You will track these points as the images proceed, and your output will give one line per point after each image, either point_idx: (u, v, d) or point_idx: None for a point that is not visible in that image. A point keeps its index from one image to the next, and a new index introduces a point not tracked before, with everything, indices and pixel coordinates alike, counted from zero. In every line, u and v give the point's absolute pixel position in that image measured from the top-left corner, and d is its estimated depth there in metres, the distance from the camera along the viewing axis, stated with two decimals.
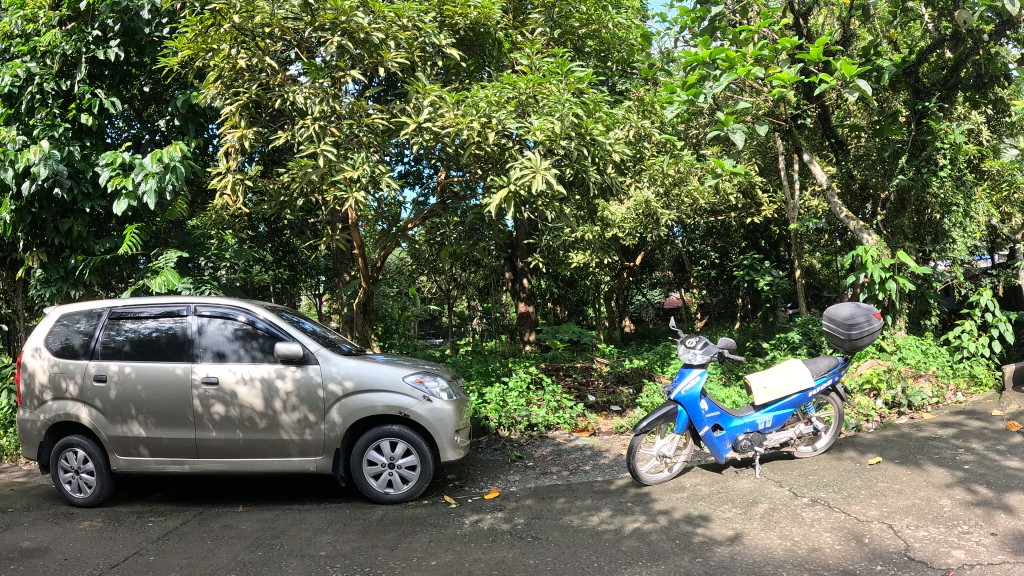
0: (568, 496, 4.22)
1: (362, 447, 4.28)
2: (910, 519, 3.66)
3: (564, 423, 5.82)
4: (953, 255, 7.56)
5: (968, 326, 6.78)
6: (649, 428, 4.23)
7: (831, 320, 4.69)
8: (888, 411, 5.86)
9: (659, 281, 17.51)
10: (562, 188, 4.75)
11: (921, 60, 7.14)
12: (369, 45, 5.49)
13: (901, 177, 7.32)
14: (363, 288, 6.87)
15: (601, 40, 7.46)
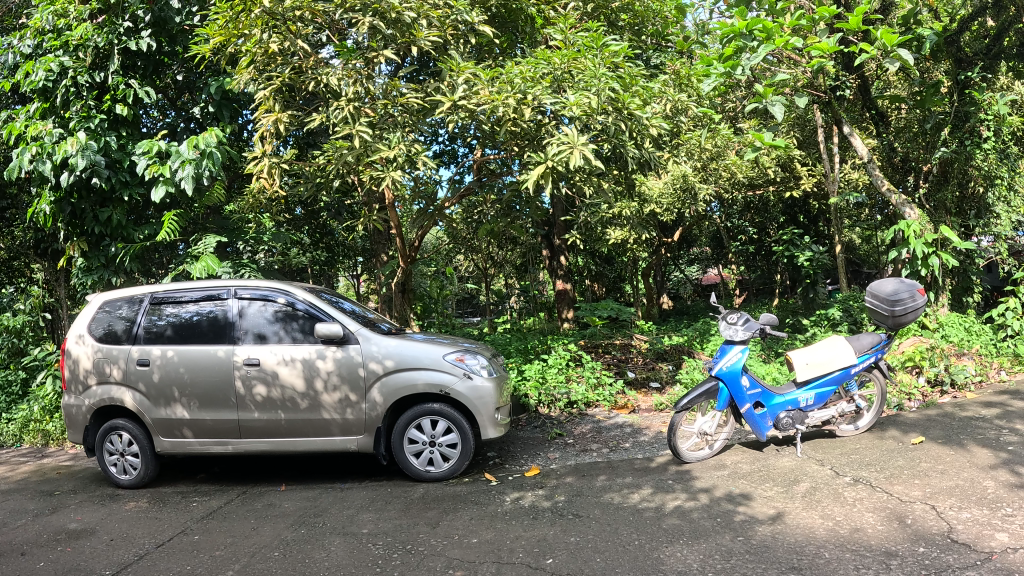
0: (608, 473, 4.21)
1: (404, 425, 4.30)
2: (954, 500, 3.58)
3: (604, 400, 5.81)
4: (997, 230, 7.30)
5: (1012, 304, 6.63)
6: (690, 405, 4.19)
7: (873, 296, 4.57)
8: (930, 390, 5.71)
9: (697, 257, 17.36)
10: (600, 163, 4.69)
11: (963, 28, 6.95)
12: (401, 24, 5.47)
13: (944, 149, 7.11)
14: (401, 269, 6.90)
15: (636, 12, 7.41)
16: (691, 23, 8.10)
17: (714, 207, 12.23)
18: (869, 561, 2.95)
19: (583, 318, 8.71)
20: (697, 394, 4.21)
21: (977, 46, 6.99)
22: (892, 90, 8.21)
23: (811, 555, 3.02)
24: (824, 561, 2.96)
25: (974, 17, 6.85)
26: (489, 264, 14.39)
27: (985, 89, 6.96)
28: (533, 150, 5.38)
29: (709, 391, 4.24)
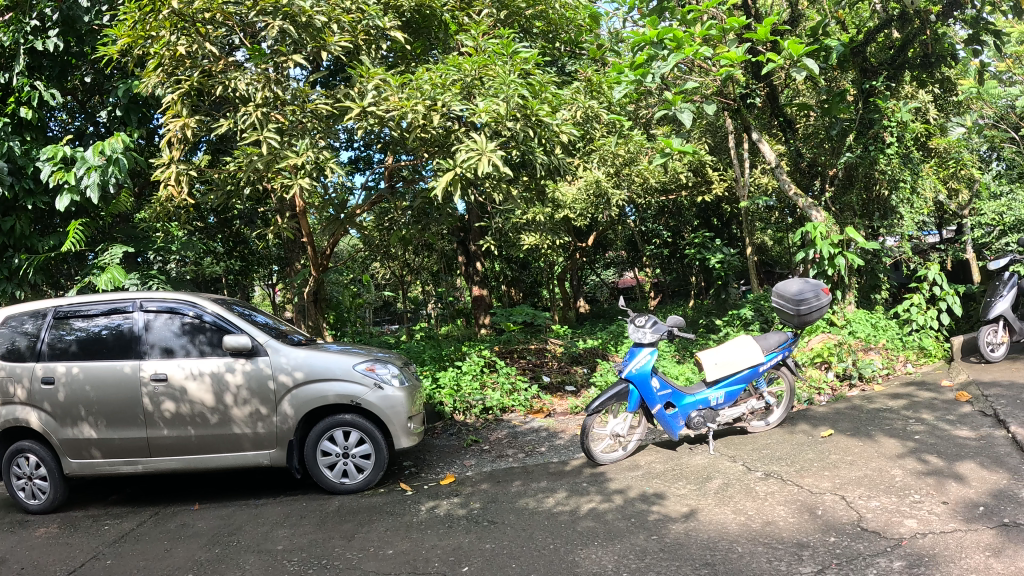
0: (524, 478, 4.22)
1: (316, 438, 4.21)
2: (863, 489, 3.72)
3: (519, 405, 5.85)
4: (902, 230, 7.79)
5: (915, 300, 6.93)
6: (601, 407, 4.25)
7: (779, 296, 4.73)
8: (838, 384, 5.96)
9: (612, 261, 17.68)
10: (508, 169, 4.75)
11: (870, 39, 7.25)
12: (312, 29, 5.39)
13: (848, 154, 7.36)
14: (313, 277, 6.70)
15: (550, 20, 7.49)
16: (605, 31, 8.30)
17: (632, 211, 12.33)
18: (781, 553, 3.04)
19: (498, 324, 8.72)
20: (607, 396, 4.27)
21: (882, 57, 7.33)
22: (801, 99, 8.52)
23: (724, 551, 3.09)
24: (738, 555, 3.03)
25: (879, 29, 7.14)
26: (406, 271, 14.31)
27: (889, 97, 7.28)
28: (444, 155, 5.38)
29: (618, 394, 4.30)
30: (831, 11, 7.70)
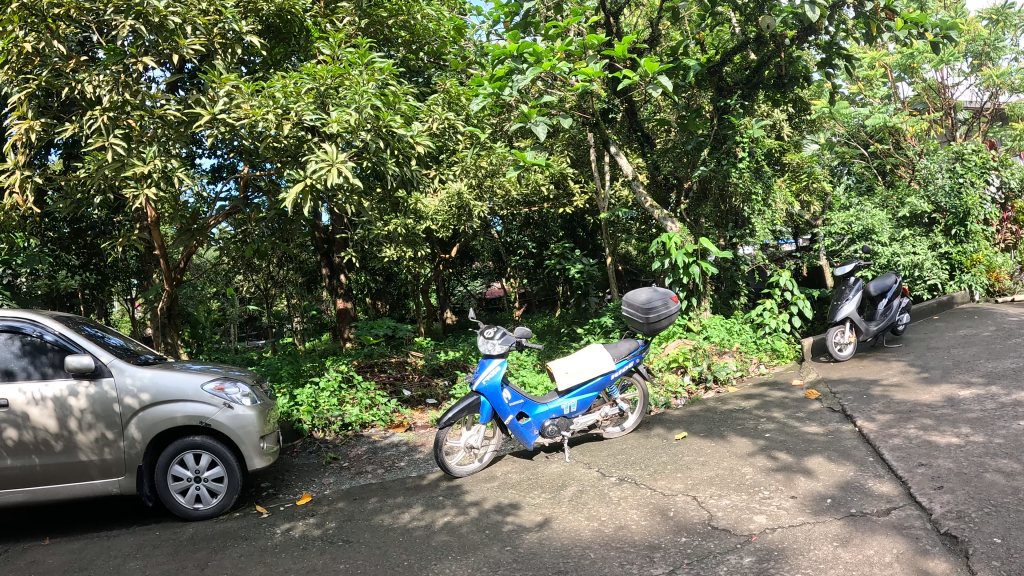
0: (379, 495, 4.23)
1: (165, 463, 4.05)
2: (714, 489, 3.93)
3: (380, 420, 5.84)
4: (754, 239, 8.26)
5: (767, 305, 7.37)
6: (453, 419, 4.34)
7: (629, 305, 4.91)
8: (694, 388, 6.25)
9: (478, 271, 17.77)
10: (357, 182, 4.84)
11: (725, 60, 7.66)
12: (165, 31, 5.25)
13: (704, 168, 7.78)
14: (166, 292, 6.46)
15: (413, 31, 7.81)
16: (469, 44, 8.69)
17: (496, 220, 12.60)
18: (633, 557, 3.16)
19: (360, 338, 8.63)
20: (457, 407, 4.34)
21: (738, 77, 7.77)
22: (662, 115, 8.94)
23: (576, 558, 3.18)
24: (590, 561, 3.13)
25: (737, 50, 7.60)
26: (271, 284, 13.99)
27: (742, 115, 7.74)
28: (296, 167, 5.32)
29: (468, 406, 4.38)
30: (692, 32, 8.13)
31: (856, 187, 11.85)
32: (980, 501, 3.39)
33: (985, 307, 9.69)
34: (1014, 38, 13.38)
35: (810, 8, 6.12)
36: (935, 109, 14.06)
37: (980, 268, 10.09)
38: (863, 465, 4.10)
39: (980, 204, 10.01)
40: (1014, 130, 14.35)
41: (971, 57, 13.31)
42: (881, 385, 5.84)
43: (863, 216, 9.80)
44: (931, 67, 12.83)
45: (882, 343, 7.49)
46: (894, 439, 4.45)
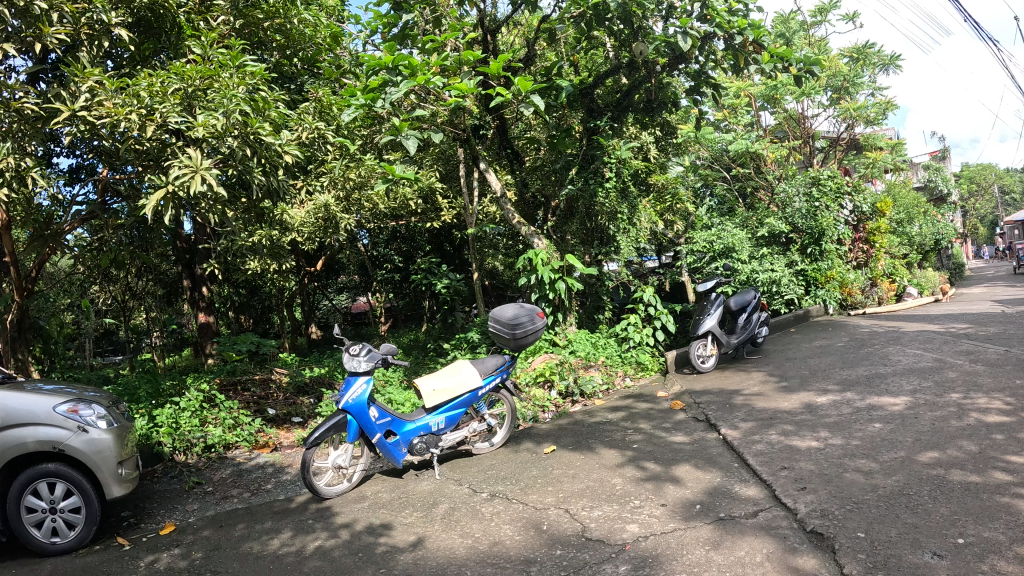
0: (247, 520, 4.18)
1: (17, 494, 3.77)
2: (586, 501, 4.09)
3: (244, 441, 5.84)
4: (618, 256, 8.60)
5: (631, 320, 7.76)
6: (320, 440, 4.38)
7: (496, 320, 5.31)
8: (561, 401, 6.51)
9: (344, 285, 17.09)
10: (221, 190, 4.94)
11: (597, 83, 8.04)
12: (29, 16, 5.17)
13: (571, 187, 8.14)
14: (14, 303, 6.31)
15: (288, 35, 7.74)
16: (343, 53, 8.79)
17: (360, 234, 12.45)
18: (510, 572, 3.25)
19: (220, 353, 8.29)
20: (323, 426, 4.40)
21: (609, 100, 8.23)
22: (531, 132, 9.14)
23: None
24: None
25: (609, 74, 7.95)
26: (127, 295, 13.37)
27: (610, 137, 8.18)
28: (159, 172, 5.32)
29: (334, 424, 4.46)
30: (568, 55, 8.52)
31: (718, 207, 12.59)
32: (842, 500, 3.72)
33: (839, 319, 10.60)
34: (871, 75, 14.58)
35: (681, 37, 6.72)
36: (794, 137, 15.15)
37: (835, 283, 11.02)
38: (728, 470, 4.38)
39: (833, 225, 11.09)
40: (866, 159, 15.64)
41: (830, 91, 14.50)
42: (743, 394, 6.26)
43: (723, 235, 10.37)
44: (792, 98, 13.79)
45: (742, 355, 8.00)
46: (758, 445, 4.79)
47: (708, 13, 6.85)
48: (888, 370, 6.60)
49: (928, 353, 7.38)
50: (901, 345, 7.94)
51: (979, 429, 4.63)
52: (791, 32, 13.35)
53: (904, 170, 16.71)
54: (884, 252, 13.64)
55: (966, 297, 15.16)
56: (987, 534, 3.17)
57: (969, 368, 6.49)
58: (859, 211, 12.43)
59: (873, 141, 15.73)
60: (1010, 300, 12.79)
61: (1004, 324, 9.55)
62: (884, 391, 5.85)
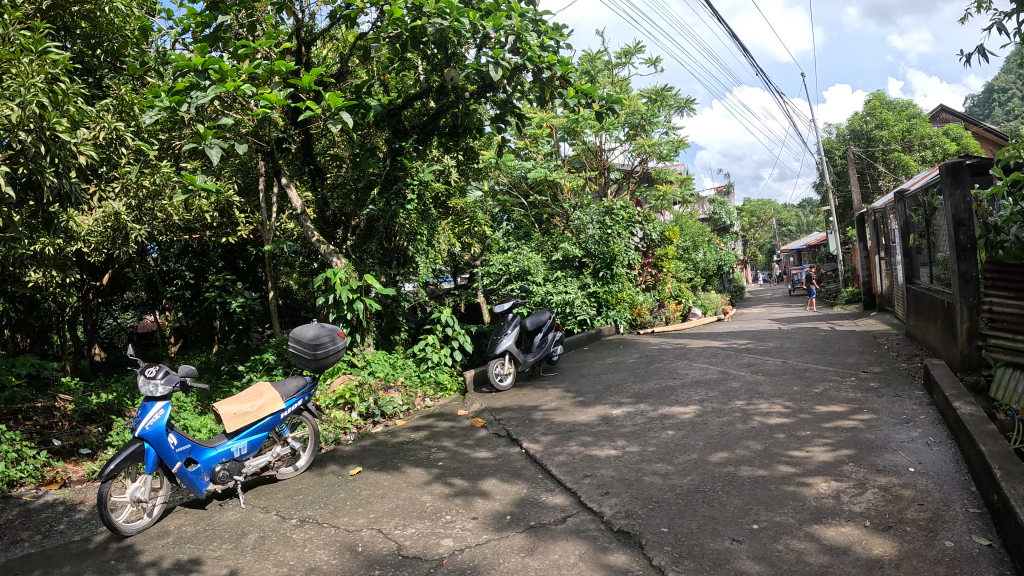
0: (43, 566, 3.71)
1: None
2: (397, 520, 4.04)
3: (30, 478, 5.17)
4: (416, 277, 8.05)
5: (430, 340, 7.65)
6: (116, 471, 3.99)
7: (296, 341, 5.11)
8: (363, 423, 6.26)
9: (128, 304, 15.65)
10: (10, 192, 4.37)
11: (404, 104, 7.30)
12: None
13: (371, 207, 7.45)
14: None
15: (96, 24, 7.26)
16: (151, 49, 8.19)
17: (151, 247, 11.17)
18: None
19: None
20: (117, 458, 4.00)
21: (414, 122, 7.57)
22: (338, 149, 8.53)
23: None
24: None
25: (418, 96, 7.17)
26: None
27: (413, 159, 7.52)
28: None
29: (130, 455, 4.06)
30: (375, 72, 7.68)
31: (515, 231, 13.02)
32: (644, 500, 4.00)
33: (628, 338, 11.41)
34: (667, 115, 15.93)
35: (493, 66, 6.11)
36: (591, 168, 16.02)
37: (623, 304, 12.05)
38: (536, 482, 4.53)
39: (623, 251, 12.01)
40: (656, 192, 16.91)
41: (628, 126, 15.61)
42: (542, 410, 6.52)
43: (518, 258, 10.67)
44: (592, 131, 14.52)
45: (538, 372, 8.35)
46: (559, 456, 5.02)
47: (520, 43, 6.28)
48: (676, 383, 7.22)
49: (714, 366, 8.16)
50: (687, 360, 8.71)
51: (762, 430, 5.20)
52: (596, 70, 14.20)
53: (689, 203, 18.27)
54: (672, 276, 14.91)
55: (743, 317, 16.92)
56: (778, 518, 3.57)
57: (751, 378, 7.29)
58: (649, 239, 13.51)
59: (665, 174, 16.99)
60: (788, 317, 14.60)
61: (777, 339, 10.79)
62: (674, 401, 6.38)
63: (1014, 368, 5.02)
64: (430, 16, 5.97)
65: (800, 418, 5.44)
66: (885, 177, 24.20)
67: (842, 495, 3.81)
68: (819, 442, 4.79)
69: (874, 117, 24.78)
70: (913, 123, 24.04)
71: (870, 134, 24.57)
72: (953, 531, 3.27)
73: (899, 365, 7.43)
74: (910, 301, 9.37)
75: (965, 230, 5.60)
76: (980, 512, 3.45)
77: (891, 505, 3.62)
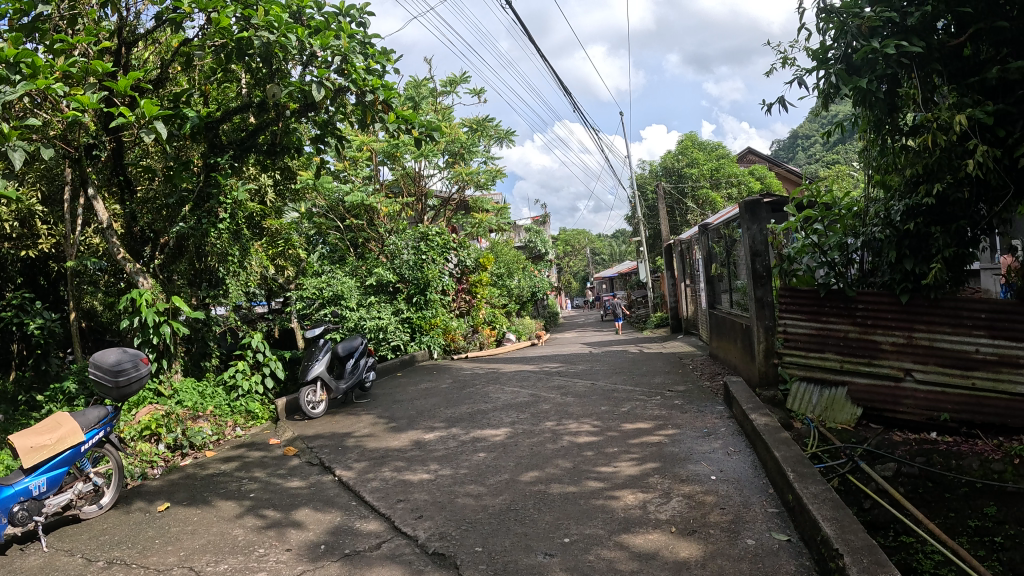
0: None
1: None
2: (208, 556, 3.72)
3: None
4: (227, 301, 7.41)
5: (241, 365, 7.09)
6: None
7: (95, 367, 4.63)
8: (171, 455, 5.72)
9: None
10: None
11: (224, 119, 6.42)
12: None
13: (182, 226, 6.54)
14: None
15: None
16: None
17: None
18: None
19: None
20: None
21: (233, 137, 6.65)
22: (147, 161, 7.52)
23: None
24: None
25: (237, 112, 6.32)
26: None
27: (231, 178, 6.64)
28: None
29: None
30: (199, 84, 6.85)
31: (329, 255, 12.64)
32: (457, 521, 3.96)
33: (441, 363, 11.52)
34: (486, 145, 16.40)
35: (316, 87, 5.62)
36: (408, 194, 15.98)
37: (436, 330, 12.12)
38: (347, 508, 4.35)
39: (436, 277, 12.11)
40: (472, 220, 17.19)
41: (447, 155, 15.80)
42: (354, 436, 6.34)
43: (332, 283, 10.38)
44: (411, 157, 14.54)
45: (351, 399, 8.12)
46: (372, 482, 4.85)
47: (346, 65, 5.84)
48: (488, 407, 7.38)
49: (525, 390, 8.40)
50: (500, 385, 8.90)
51: (570, 448, 5.43)
52: (420, 96, 14.33)
53: (506, 231, 18.76)
54: (487, 302, 15.21)
55: (555, 342, 17.61)
56: (589, 530, 3.69)
57: (561, 400, 7.58)
58: (463, 265, 13.70)
59: (481, 203, 17.39)
60: (597, 342, 15.39)
61: (588, 363, 11.33)
62: (484, 424, 6.51)
63: (806, 382, 5.57)
64: (257, 29, 5.51)
65: (609, 436, 5.73)
66: (692, 212, 26.28)
67: (649, 505, 4.02)
68: (627, 457, 5.08)
69: (685, 157, 26.88)
70: (721, 164, 26.32)
71: (681, 172, 26.75)
72: (755, 529, 3.55)
73: (701, 384, 8.08)
74: (712, 324, 10.23)
75: (760, 260, 6.31)
76: (776, 511, 3.79)
77: (695, 510, 3.87)
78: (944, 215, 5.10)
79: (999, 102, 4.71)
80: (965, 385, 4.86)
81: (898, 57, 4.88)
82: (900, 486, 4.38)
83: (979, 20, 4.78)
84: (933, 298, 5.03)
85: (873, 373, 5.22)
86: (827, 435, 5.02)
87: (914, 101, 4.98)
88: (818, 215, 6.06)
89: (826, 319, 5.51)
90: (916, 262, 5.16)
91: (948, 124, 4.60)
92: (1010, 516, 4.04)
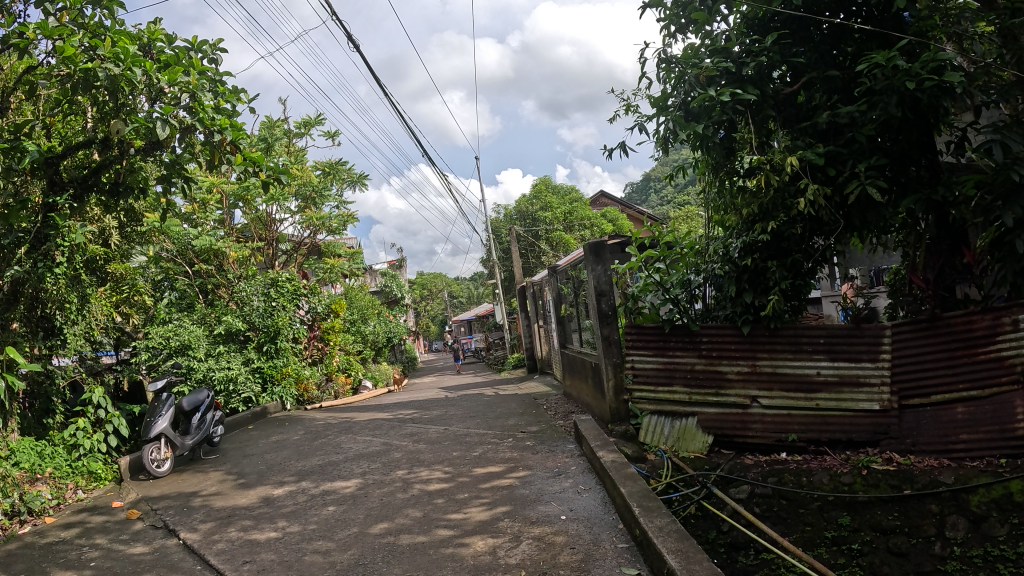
0: None
1: None
2: None
3: None
4: (64, 353, 6.76)
5: (82, 424, 6.40)
6: None
7: None
8: (7, 522, 5.10)
9: None
10: None
11: (66, 154, 5.76)
12: None
13: (15, 270, 5.89)
14: None
15: None
16: None
17: None
18: None
19: None
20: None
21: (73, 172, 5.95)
22: None
23: None
24: None
25: (80, 147, 5.76)
26: None
27: (71, 219, 6.05)
28: None
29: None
30: (41, 113, 6.28)
31: (176, 301, 11.88)
32: None
33: (293, 415, 11.05)
34: (338, 189, 16.11)
35: (160, 124, 5.26)
36: (259, 238, 15.34)
37: (289, 379, 11.67)
38: (188, 573, 4.02)
39: (287, 324, 11.75)
40: (325, 264, 16.70)
41: (299, 198, 15.40)
42: (200, 495, 5.91)
43: (179, 332, 9.79)
44: (263, 200, 14.10)
45: (198, 455, 7.60)
46: (218, 544, 4.50)
47: (194, 103, 5.61)
48: (340, 458, 7.14)
49: (378, 438, 8.19)
50: (352, 434, 8.63)
51: (422, 496, 5.34)
52: (273, 137, 13.98)
53: (360, 277, 18.43)
54: (342, 349, 14.75)
55: (412, 388, 17.38)
56: None
57: (412, 447, 7.45)
58: (314, 311, 13.28)
59: (333, 248, 16.98)
60: (454, 386, 15.31)
61: (444, 407, 11.25)
62: (336, 476, 6.28)
63: (657, 414, 5.86)
64: (102, 60, 5.12)
65: (460, 481, 5.70)
66: (546, 254, 26.98)
67: (499, 550, 3.99)
68: (478, 502, 5.05)
69: (539, 201, 27.61)
70: (573, 207, 27.30)
71: (535, 216, 27.46)
72: (605, 567, 3.60)
73: (554, 423, 8.22)
74: (564, 364, 10.43)
75: (606, 299, 6.70)
76: (626, 546, 3.87)
77: (545, 552, 3.88)
78: (779, 250, 5.54)
79: (830, 144, 5.18)
80: (810, 406, 5.21)
81: (734, 104, 5.27)
82: (756, 506, 4.61)
83: (812, 69, 5.40)
84: (773, 328, 5.37)
85: (722, 403, 5.53)
86: (681, 464, 5.27)
87: (749, 145, 5.49)
88: (659, 254, 6.34)
89: (672, 352, 5.83)
90: (755, 295, 5.51)
91: (780, 166, 5.09)
92: (863, 523, 4.31)
